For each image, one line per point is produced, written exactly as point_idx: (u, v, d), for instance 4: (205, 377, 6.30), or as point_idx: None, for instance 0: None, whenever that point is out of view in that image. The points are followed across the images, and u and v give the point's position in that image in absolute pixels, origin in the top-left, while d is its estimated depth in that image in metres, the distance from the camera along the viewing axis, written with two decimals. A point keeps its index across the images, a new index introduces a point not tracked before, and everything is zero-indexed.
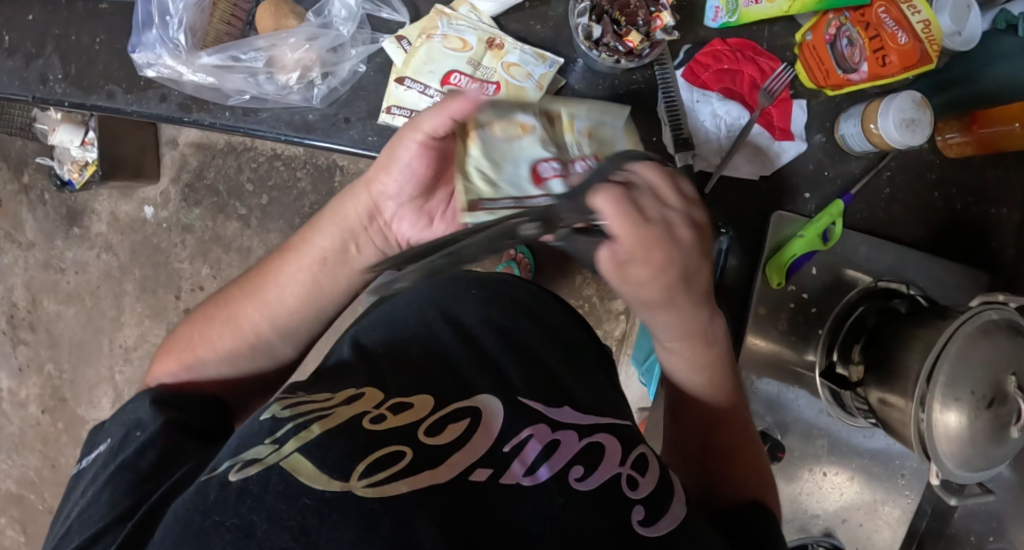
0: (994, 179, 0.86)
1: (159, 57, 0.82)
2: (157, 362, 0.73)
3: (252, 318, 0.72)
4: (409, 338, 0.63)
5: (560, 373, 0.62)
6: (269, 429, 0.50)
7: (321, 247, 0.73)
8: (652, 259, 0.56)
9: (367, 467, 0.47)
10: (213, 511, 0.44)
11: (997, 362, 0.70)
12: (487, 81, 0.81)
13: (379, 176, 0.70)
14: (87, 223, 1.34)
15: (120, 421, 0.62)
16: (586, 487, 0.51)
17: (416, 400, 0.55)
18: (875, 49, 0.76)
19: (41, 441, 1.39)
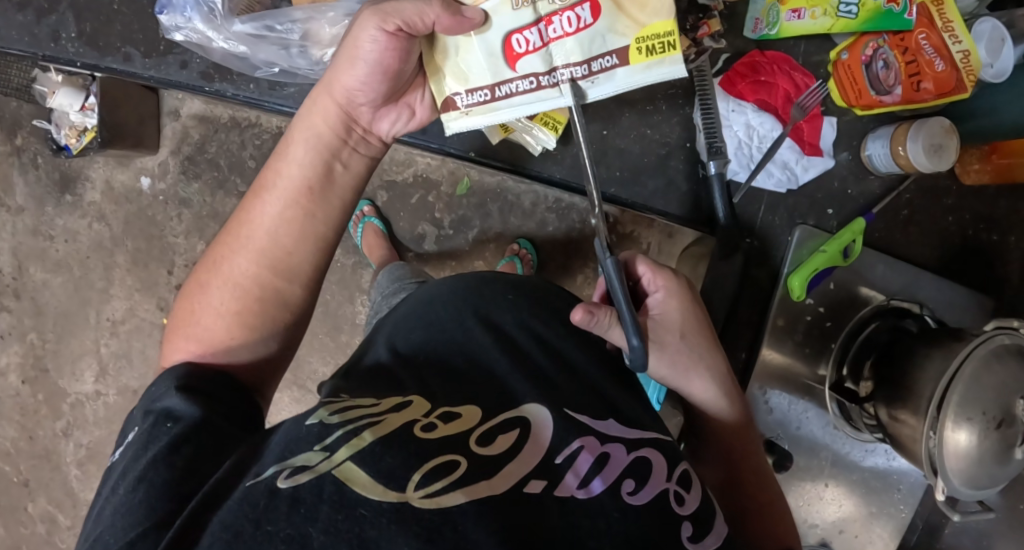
0: (1004, 208, 0.89)
1: (190, 20, 0.79)
2: (169, 344, 0.71)
3: (244, 268, 0.70)
4: (449, 344, 0.72)
5: (598, 378, 0.69)
6: (319, 434, 0.57)
7: (302, 172, 0.71)
8: (667, 324, 0.73)
9: (423, 477, 0.54)
10: (265, 521, 0.51)
11: (1007, 384, 0.71)
12: (552, 26, 0.63)
13: (343, 77, 0.68)
14: (81, 191, 1.30)
15: (144, 410, 0.64)
16: (639, 500, 0.58)
17: (464, 409, 0.63)
18: (911, 74, 0.78)
19: (19, 412, 1.35)
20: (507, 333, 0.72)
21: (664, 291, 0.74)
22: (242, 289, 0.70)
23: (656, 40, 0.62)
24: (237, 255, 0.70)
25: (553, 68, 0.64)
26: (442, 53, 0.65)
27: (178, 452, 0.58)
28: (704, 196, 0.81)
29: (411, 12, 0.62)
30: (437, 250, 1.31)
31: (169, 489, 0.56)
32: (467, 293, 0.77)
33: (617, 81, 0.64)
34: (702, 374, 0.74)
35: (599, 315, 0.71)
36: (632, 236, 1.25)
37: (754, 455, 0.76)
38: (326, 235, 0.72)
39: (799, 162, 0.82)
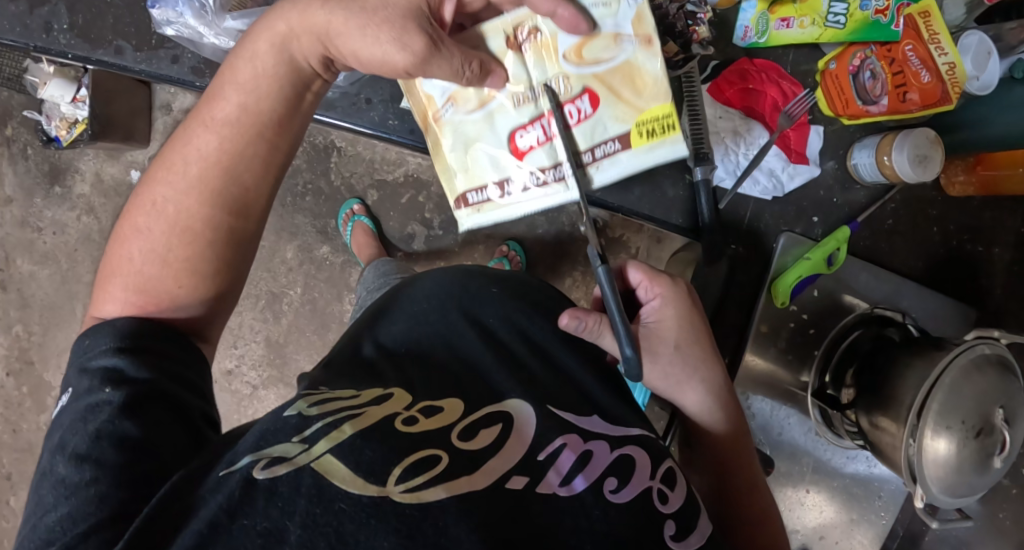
0: (990, 219, 0.90)
1: (181, 16, 0.79)
2: (101, 294, 0.67)
3: (170, 197, 0.66)
4: (432, 339, 0.72)
5: (582, 379, 0.69)
6: (298, 426, 0.57)
7: (239, 99, 0.68)
8: (666, 333, 0.73)
9: (404, 471, 0.54)
10: (241, 515, 0.51)
11: (987, 395, 0.73)
12: (547, 121, 0.74)
13: (323, 32, 0.68)
14: (70, 183, 1.30)
15: (76, 367, 0.63)
16: (620, 499, 0.57)
17: (446, 404, 0.63)
18: (897, 84, 0.79)
19: (3, 404, 1.34)
20: (491, 328, 0.73)
21: (660, 299, 0.74)
22: (186, 229, 0.66)
23: (653, 123, 0.74)
24: (172, 190, 0.67)
25: (557, 163, 0.75)
26: (450, 153, 0.76)
27: (129, 430, 0.58)
28: (693, 203, 0.82)
29: (440, 72, 0.69)
30: (426, 250, 1.31)
31: (122, 472, 0.56)
32: (453, 287, 0.77)
33: (619, 161, 0.75)
34: (696, 385, 0.74)
35: (587, 320, 0.73)
36: (621, 240, 1.26)
37: (747, 461, 0.74)
38: (274, 162, 0.70)
39: (786, 170, 0.82)
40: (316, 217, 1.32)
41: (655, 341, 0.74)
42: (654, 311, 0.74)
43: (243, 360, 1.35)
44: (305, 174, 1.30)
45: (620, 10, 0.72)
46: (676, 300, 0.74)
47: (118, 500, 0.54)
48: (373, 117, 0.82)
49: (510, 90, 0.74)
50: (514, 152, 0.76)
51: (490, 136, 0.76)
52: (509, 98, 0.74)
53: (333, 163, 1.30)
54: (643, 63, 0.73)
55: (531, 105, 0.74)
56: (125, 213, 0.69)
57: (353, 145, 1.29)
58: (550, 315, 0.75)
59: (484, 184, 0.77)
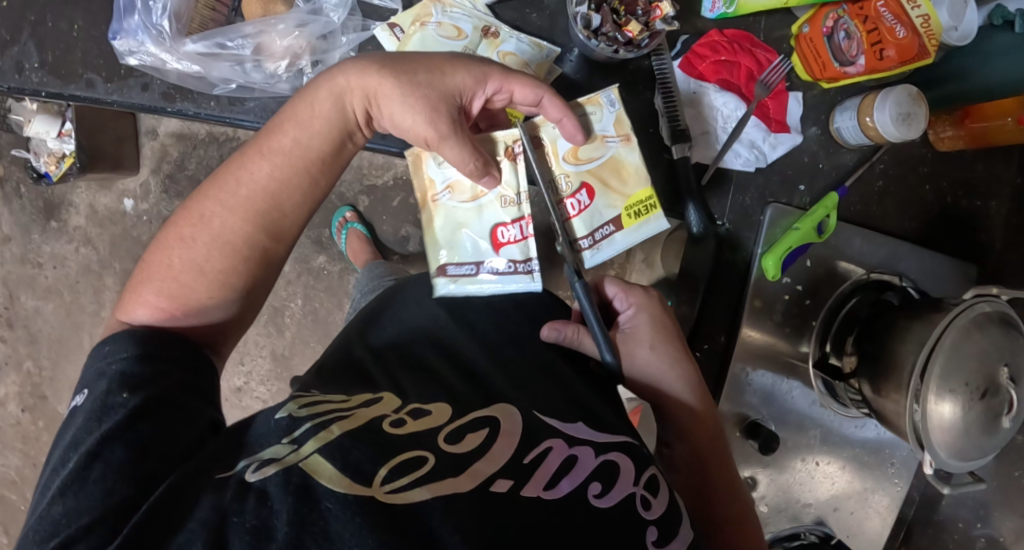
0: (983, 172, 0.87)
1: (142, 44, 0.79)
2: (129, 297, 0.67)
3: (220, 214, 0.67)
4: (420, 339, 0.73)
5: (574, 380, 0.68)
6: (287, 427, 0.56)
7: (296, 137, 0.69)
8: (643, 336, 0.73)
9: (389, 471, 0.53)
10: (232, 513, 0.49)
11: (990, 353, 0.71)
12: (525, 220, 0.72)
13: (382, 98, 0.68)
14: (65, 216, 1.31)
15: (91, 368, 0.62)
16: (604, 504, 0.55)
17: (434, 408, 0.61)
18: (873, 42, 0.75)
19: (21, 439, 1.35)
20: (480, 330, 0.73)
21: (635, 308, 0.74)
22: (226, 245, 0.67)
23: (640, 205, 0.72)
24: (222, 206, 0.67)
25: (529, 258, 0.73)
26: (434, 232, 0.73)
27: (136, 431, 0.57)
28: (674, 180, 0.80)
29: (450, 157, 0.68)
30: (421, 250, 1.31)
31: (126, 473, 0.55)
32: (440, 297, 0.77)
33: (615, 247, 0.72)
34: (673, 383, 0.72)
35: (567, 330, 0.73)
36: None
37: (704, 425, 0.72)
38: (315, 196, 0.71)
39: (767, 141, 0.81)
40: (309, 228, 1.32)
41: (632, 345, 0.73)
42: (631, 320, 0.74)
43: (251, 377, 1.35)
44: None
45: (603, 116, 0.71)
46: (651, 306, 0.74)
47: (114, 495, 0.53)
48: None
49: (501, 189, 0.72)
50: (493, 244, 0.73)
51: (473, 224, 0.72)
52: (498, 195, 0.72)
53: None
54: (631, 158, 0.72)
55: (516, 202, 0.72)
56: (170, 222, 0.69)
57: None
58: (536, 315, 0.76)
59: (461, 267, 0.73)
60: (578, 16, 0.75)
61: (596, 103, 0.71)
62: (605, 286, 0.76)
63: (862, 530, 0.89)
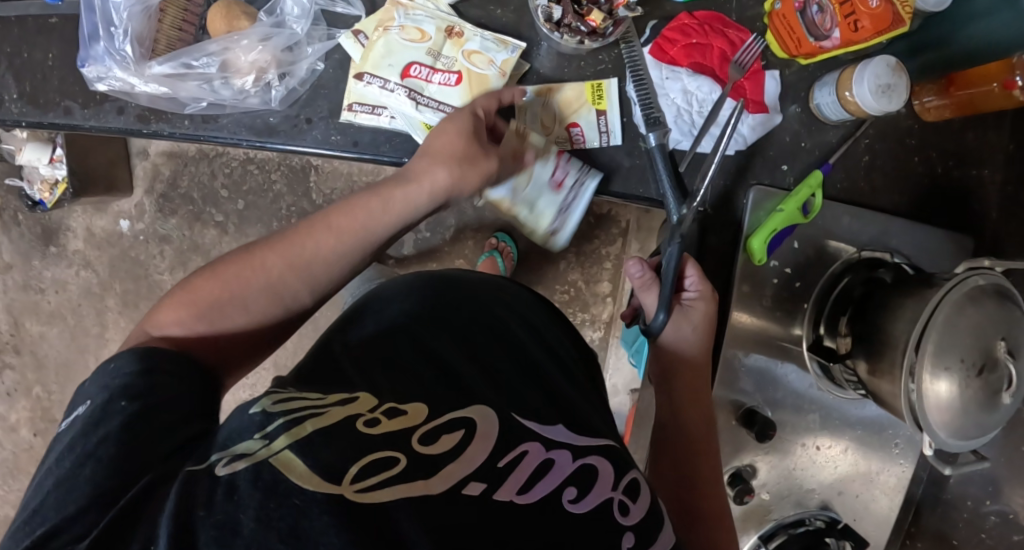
0: (973, 141, 0.83)
1: (109, 69, 0.79)
2: (169, 309, 0.66)
3: (312, 250, 0.70)
4: (397, 332, 0.69)
5: (564, 389, 0.68)
6: (260, 422, 0.54)
7: (398, 197, 0.74)
8: (692, 319, 0.76)
9: (362, 470, 0.53)
10: (197, 507, 0.48)
11: (984, 327, 0.68)
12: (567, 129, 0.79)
13: (443, 147, 0.75)
14: (64, 241, 1.33)
15: (96, 380, 0.59)
16: (580, 509, 0.56)
17: (411, 408, 0.60)
18: (846, 14, 0.72)
19: (35, 463, 1.37)
20: (463, 329, 0.71)
21: (700, 294, 0.76)
22: (306, 283, 0.70)
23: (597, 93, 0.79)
24: (324, 243, 0.70)
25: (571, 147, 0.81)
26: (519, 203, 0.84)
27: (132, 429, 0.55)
28: (648, 171, 0.79)
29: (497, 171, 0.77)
30: (416, 253, 1.30)
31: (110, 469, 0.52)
32: (425, 292, 0.75)
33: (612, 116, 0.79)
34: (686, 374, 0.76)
35: (648, 280, 0.76)
36: (610, 216, 1.25)
37: (706, 407, 0.76)
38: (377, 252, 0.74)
39: (745, 122, 0.79)
40: None
41: (684, 318, 0.76)
42: (695, 301, 0.76)
43: (255, 389, 1.36)
44: (288, 197, 1.28)
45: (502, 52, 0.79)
46: (708, 299, 0.76)
47: (103, 485, 0.51)
48: (316, 136, 0.80)
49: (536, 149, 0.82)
50: None
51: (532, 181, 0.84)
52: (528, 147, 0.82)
53: (313, 182, 1.28)
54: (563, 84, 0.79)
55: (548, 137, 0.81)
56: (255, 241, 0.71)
57: (330, 162, 1.28)
58: (522, 315, 0.75)
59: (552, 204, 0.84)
60: (540, 9, 0.75)
61: (502, 46, 0.79)
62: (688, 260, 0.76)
63: (869, 513, 0.88)
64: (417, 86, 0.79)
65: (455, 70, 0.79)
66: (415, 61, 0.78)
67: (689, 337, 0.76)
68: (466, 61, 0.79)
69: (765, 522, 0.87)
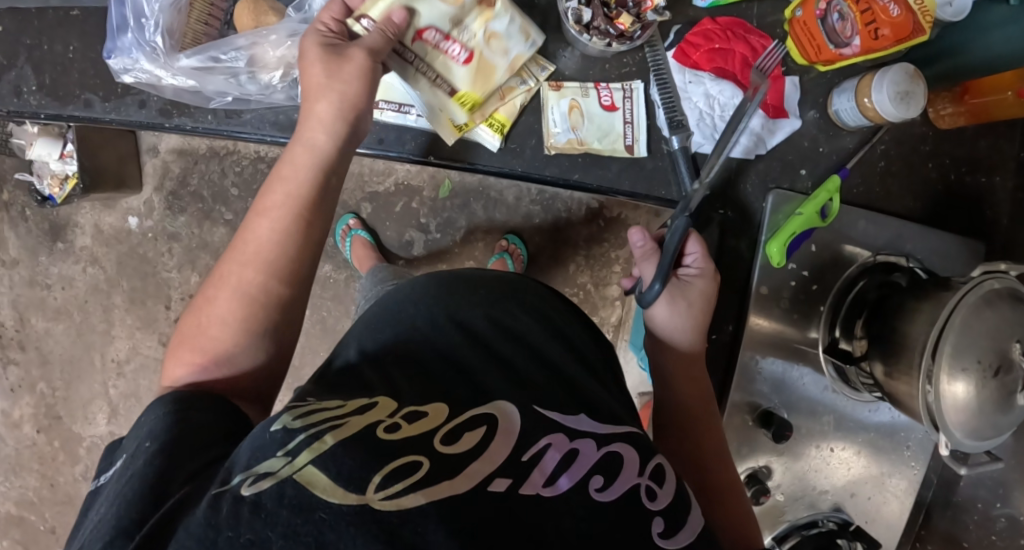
0: (986, 148, 0.85)
1: (136, 61, 0.79)
2: (171, 364, 0.68)
3: (240, 271, 0.69)
4: (416, 339, 0.66)
5: (588, 385, 0.65)
6: (281, 439, 0.52)
7: (307, 174, 0.71)
8: (691, 291, 0.77)
9: (384, 478, 0.51)
10: (225, 527, 0.48)
11: (1000, 330, 0.69)
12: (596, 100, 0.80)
13: (318, 101, 0.71)
14: (71, 237, 1.32)
15: (133, 436, 0.60)
16: (607, 497, 0.55)
17: (431, 408, 0.58)
18: (867, 22, 0.74)
19: (38, 460, 1.36)
20: (478, 330, 0.66)
21: (700, 269, 0.77)
22: (252, 305, 0.68)
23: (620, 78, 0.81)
24: (260, 234, 0.70)
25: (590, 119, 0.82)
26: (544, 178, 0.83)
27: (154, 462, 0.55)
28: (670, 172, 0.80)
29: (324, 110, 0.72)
30: (426, 254, 1.31)
31: (137, 500, 0.53)
32: (437, 296, 0.69)
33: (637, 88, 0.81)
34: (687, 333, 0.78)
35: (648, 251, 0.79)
36: (621, 219, 1.27)
37: (704, 388, 0.77)
38: (316, 241, 0.72)
39: (766, 127, 0.80)
40: None
41: (685, 291, 0.78)
42: (699, 272, 0.78)
43: None
44: None
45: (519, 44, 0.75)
46: (705, 273, 0.77)
47: (124, 518, 0.52)
48: None
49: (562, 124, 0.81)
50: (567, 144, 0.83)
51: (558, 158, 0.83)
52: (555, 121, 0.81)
53: None
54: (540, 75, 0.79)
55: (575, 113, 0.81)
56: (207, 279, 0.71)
57: None
58: (541, 312, 0.70)
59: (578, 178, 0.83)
60: (570, 11, 0.76)
61: (527, 35, 0.75)
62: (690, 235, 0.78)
63: (880, 514, 0.89)
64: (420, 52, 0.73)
65: (470, 47, 0.73)
66: (428, 26, 0.71)
67: (679, 326, 0.77)
68: (483, 39, 0.74)
69: (778, 523, 0.88)
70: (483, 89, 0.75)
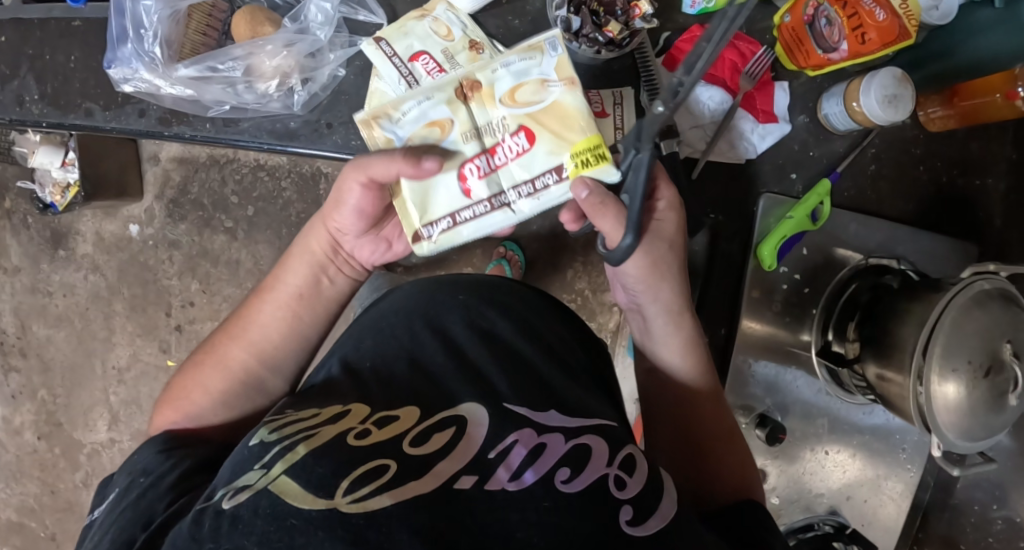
0: (978, 149, 0.86)
1: (136, 70, 0.81)
2: (157, 416, 0.72)
3: (238, 355, 0.72)
4: (393, 347, 0.63)
5: (555, 381, 0.61)
6: (258, 453, 0.53)
7: (296, 284, 0.76)
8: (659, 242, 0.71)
9: (351, 482, 0.49)
10: (207, 540, 0.47)
11: (990, 330, 0.70)
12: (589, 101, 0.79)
13: (333, 215, 0.75)
14: (73, 245, 1.33)
15: (126, 470, 0.62)
16: (571, 489, 0.51)
17: (402, 412, 0.56)
18: (853, 27, 0.75)
19: (39, 467, 1.37)
20: (455, 336, 0.63)
21: (668, 203, 0.71)
22: (241, 384, 0.72)
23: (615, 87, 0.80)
24: (259, 331, 0.74)
25: None
26: None
27: (146, 494, 0.57)
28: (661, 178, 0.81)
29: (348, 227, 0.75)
30: (424, 261, 1.32)
31: (134, 518, 0.55)
32: (414, 298, 0.68)
33: None
34: (672, 335, 0.74)
35: (608, 200, 0.68)
36: None
37: (713, 409, 0.74)
38: (309, 336, 0.76)
39: (756, 131, 0.81)
40: None
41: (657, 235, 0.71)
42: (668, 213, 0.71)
43: None
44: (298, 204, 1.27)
45: (543, 60, 0.70)
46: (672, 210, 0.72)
47: (121, 539, 0.54)
48: (336, 140, 0.82)
49: None
50: None
51: None
52: None
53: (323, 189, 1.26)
54: (550, 61, 0.70)
55: None
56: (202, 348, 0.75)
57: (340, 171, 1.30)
58: (504, 302, 0.67)
59: None
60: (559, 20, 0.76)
61: (537, 49, 0.70)
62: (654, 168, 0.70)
63: (876, 517, 0.89)
64: (507, 177, 0.71)
65: (518, 124, 0.70)
66: (468, 160, 0.71)
67: (679, 362, 0.74)
68: (512, 108, 0.70)
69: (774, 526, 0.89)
70: (575, 131, 0.69)
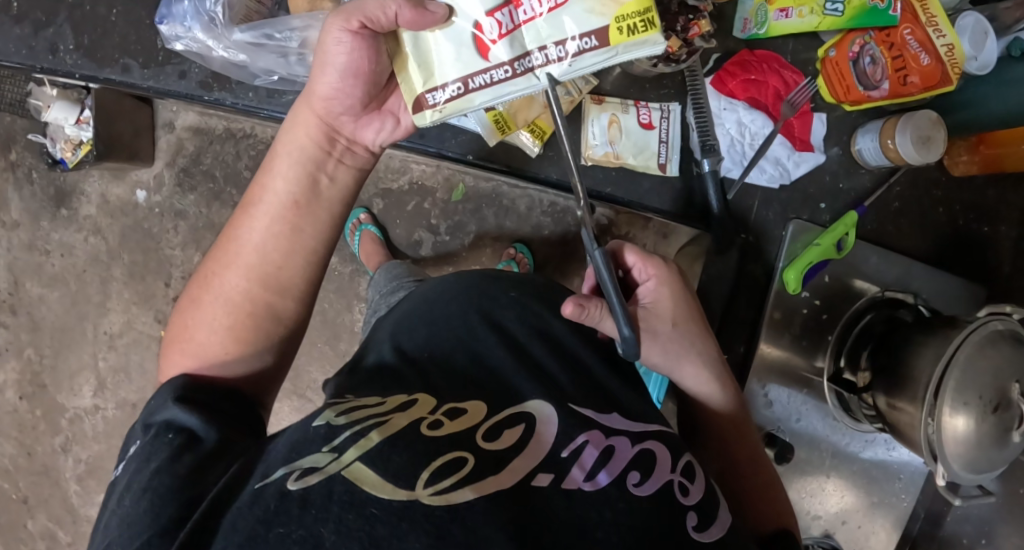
0: (994, 196, 0.90)
1: (190, 29, 0.80)
2: (166, 361, 0.68)
3: (233, 279, 0.67)
4: (451, 341, 0.66)
5: (608, 383, 0.65)
6: (326, 435, 0.53)
7: (289, 188, 0.68)
8: (661, 316, 0.71)
9: (432, 474, 0.51)
10: (277, 523, 0.48)
11: (1001, 370, 0.73)
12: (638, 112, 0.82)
13: (317, 84, 0.66)
14: (76, 205, 1.30)
15: (145, 421, 0.61)
16: (644, 492, 0.54)
17: (470, 406, 0.59)
18: (897, 68, 0.79)
19: (18, 428, 1.34)
20: (511, 331, 0.67)
21: (655, 279, 0.71)
22: (246, 314, 0.67)
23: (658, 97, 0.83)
24: (254, 247, 0.67)
25: None
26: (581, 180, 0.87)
27: (182, 461, 0.55)
28: (697, 193, 0.83)
29: (326, 92, 0.66)
30: (433, 255, 1.32)
31: (174, 492, 0.53)
32: (469, 292, 0.71)
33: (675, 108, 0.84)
34: (694, 360, 0.72)
35: (590, 308, 0.65)
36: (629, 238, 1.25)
37: (748, 435, 0.75)
38: (316, 249, 0.69)
39: (791, 158, 0.83)
40: None
41: (653, 319, 0.71)
42: (659, 290, 0.71)
43: None
44: None
45: None
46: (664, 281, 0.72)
47: (164, 515, 0.52)
48: None
49: None
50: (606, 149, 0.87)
51: None
52: None
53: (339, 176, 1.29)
54: None
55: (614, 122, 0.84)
56: (195, 280, 0.69)
57: None
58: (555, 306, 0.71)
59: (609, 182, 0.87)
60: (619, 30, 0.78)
61: None
62: (622, 256, 0.72)
63: (868, 543, 0.92)
64: (535, 34, 0.59)
65: None
66: (486, 14, 0.59)
67: (707, 384, 0.73)
68: None
69: None
70: None
